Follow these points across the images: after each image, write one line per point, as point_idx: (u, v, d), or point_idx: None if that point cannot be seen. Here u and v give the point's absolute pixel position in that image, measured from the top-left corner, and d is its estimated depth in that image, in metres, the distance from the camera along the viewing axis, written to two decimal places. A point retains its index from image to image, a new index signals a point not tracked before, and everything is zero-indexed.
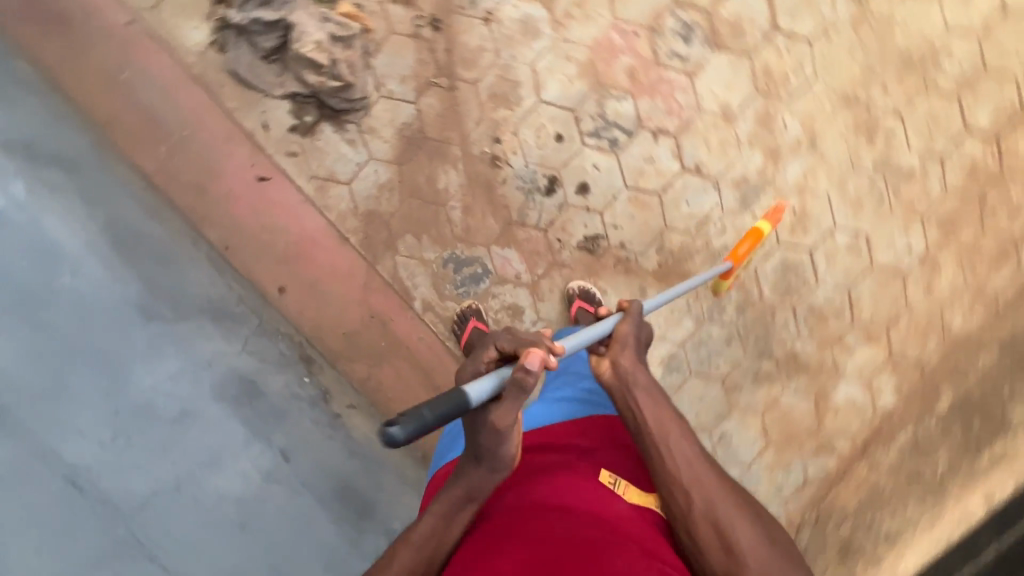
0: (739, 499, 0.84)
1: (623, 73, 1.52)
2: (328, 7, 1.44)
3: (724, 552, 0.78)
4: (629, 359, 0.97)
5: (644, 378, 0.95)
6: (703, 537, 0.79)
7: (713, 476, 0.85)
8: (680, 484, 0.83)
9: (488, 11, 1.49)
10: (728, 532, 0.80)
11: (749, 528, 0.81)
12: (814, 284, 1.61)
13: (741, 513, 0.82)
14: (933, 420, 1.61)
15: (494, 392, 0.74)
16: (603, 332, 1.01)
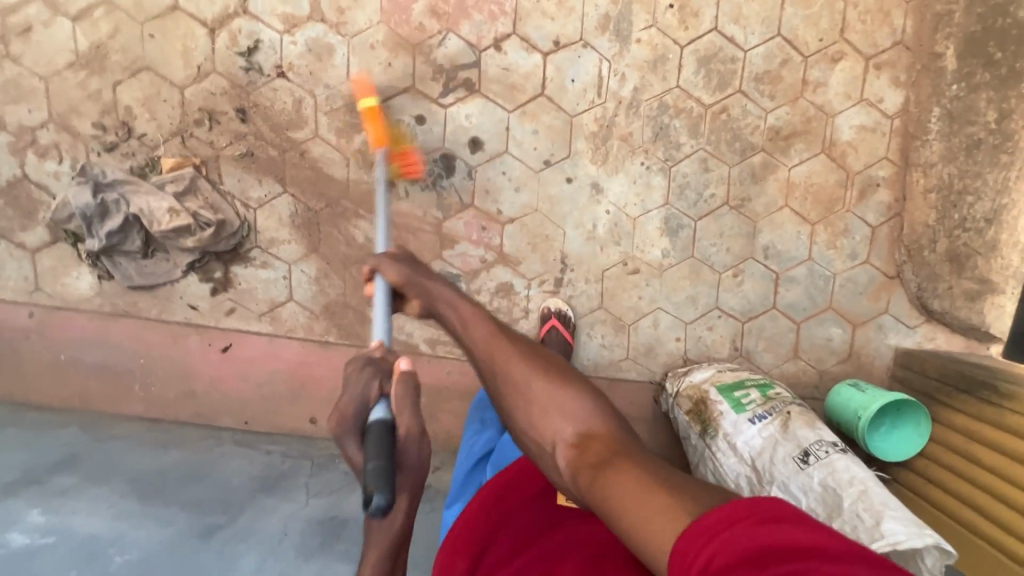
0: (547, 376, 0.88)
1: (427, 18, 1.38)
2: (153, 173, 1.40)
3: (552, 433, 0.83)
4: (404, 283, 0.96)
5: (437, 289, 0.95)
6: (531, 426, 0.86)
7: (523, 365, 0.89)
8: (495, 379, 0.90)
9: (273, 63, 1.38)
10: (557, 425, 0.83)
11: (568, 404, 0.85)
12: (744, 54, 1.43)
13: (558, 393, 0.86)
14: (951, 82, 1.43)
15: (403, 402, 0.77)
16: (387, 288, 0.97)
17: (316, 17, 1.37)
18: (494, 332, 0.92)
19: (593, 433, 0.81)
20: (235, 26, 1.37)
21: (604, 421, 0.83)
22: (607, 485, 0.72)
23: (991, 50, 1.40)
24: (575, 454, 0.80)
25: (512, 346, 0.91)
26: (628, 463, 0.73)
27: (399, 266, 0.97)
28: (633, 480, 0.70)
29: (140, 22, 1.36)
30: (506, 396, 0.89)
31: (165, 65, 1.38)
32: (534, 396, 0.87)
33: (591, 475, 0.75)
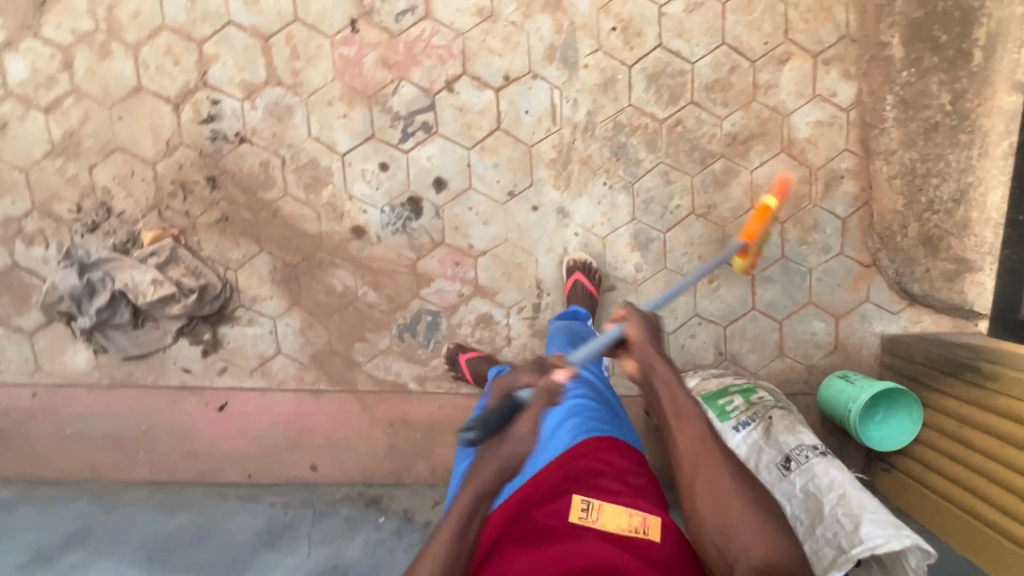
0: (735, 485, 0.93)
1: (379, 69, 1.42)
2: (135, 248, 1.46)
3: (738, 548, 0.89)
4: (642, 344, 1.04)
5: (661, 365, 1.02)
6: (709, 524, 0.92)
7: (722, 477, 0.93)
8: (691, 481, 0.95)
9: (237, 130, 1.43)
10: (744, 537, 0.89)
11: (748, 522, 0.90)
12: (692, 66, 1.45)
13: (742, 505, 0.91)
14: (901, 70, 1.44)
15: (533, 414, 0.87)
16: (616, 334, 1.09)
17: (272, 81, 1.42)
18: (698, 428, 0.99)
19: (775, 556, 0.87)
20: (196, 98, 1.42)
21: (784, 546, 0.88)
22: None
23: (936, 34, 1.40)
24: (756, 574, 0.86)
25: (710, 455, 0.96)
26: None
27: (640, 321, 1.06)
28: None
29: (108, 106, 1.42)
30: (694, 501, 0.94)
31: (135, 143, 1.44)
32: (718, 501, 0.92)
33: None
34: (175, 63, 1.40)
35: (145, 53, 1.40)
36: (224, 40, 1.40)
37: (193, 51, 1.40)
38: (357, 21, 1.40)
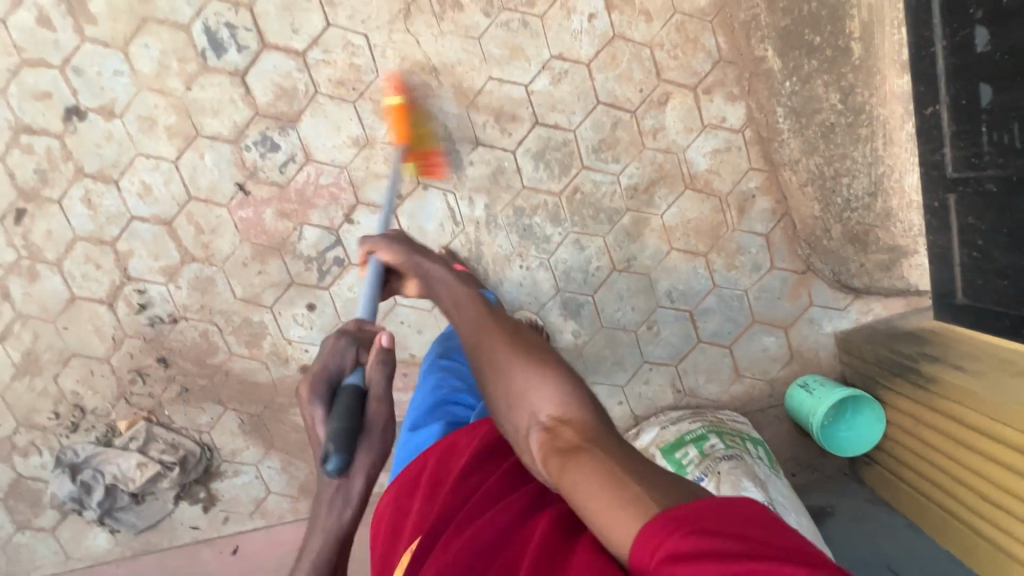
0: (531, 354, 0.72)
1: (279, 221, 1.47)
2: (116, 436, 1.58)
3: (528, 412, 0.69)
4: (405, 266, 0.95)
5: (429, 267, 0.92)
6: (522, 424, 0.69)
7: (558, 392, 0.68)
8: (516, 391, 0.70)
9: (170, 311, 1.52)
10: (533, 401, 0.68)
11: (554, 389, 0.68)
12: (573, 134, 1.45)
13: (543, 381, 0.69)
14: (783, 81, 1.41)
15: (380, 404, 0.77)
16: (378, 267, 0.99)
17: (187, 258, 1.49)
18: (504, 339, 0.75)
19: (570, 412, 0.66)
20: (125, 293, 1.51)
21: (587, 406, 0.67)
22: (572, 477, 0.61)
23: (808, 38, 1.36)
24: (549, 438, 0.66)
25: (493, 326, 0.77)
26: (595, 454, 0.61)
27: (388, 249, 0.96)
28: (598, 478, 0.59)
29: (52, 320, 1.52)
30: (486, 379, 0.74)
31: (86, 346, 1.54)
32: (512, 363, 0.72)
33: (557, 460, 0.63)
34: (98, 267, 1.49)
35: (69, 266, 1.49)
36: (133, 234, 1.47)
37: (109, 252, 1.48)
38: (245, 184, 1.45)
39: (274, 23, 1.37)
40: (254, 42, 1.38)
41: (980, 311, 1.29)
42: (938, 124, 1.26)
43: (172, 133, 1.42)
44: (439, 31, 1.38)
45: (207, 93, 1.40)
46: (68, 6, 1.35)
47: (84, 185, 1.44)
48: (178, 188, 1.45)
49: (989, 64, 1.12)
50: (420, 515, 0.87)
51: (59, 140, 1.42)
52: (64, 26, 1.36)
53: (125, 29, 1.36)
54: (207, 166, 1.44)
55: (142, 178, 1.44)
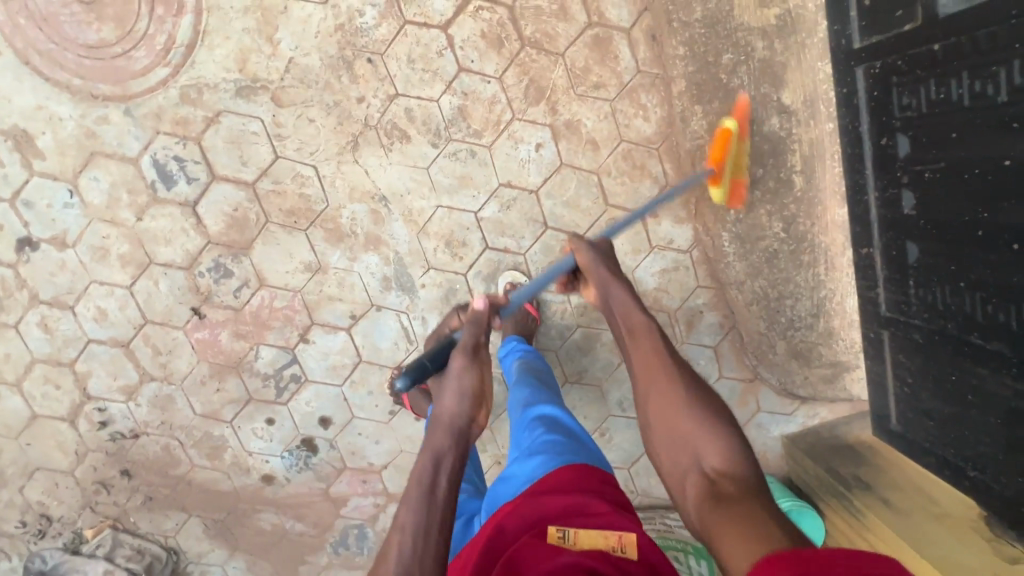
0: (702, 410, 0.80)
1: (235, 341, 1.50)
2: (82, 543, 1.62)
3: (689, 458, 0.77)
4: (588, 268, 1.06)
5: (613, 288, 1.02)
6: (675, 467, 0.79)
7: (710, 437, 0.77)
8: (658, 433, 0.83)
9: (130, 427, 1.55)
10: (699, 447, 0.77)
11: (712, 440, 0.76)
12: (523, 257, 1.47)
13: (706, 430, 0.78)
14: (728, 210, 1.43)
15: (472, 322, 1.06)
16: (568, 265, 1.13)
17: (145, 377, 1.51)
18: (662, 359, 0.88)
19: (732, 466, 0.73)
20: (86, 411, 1.53)
21: (747, 465, 0.74)
22: (714, 522, 0.66)
23: (751, 170, 1.37)
24: (706, 486, 0.73)
25: (663, 364, 0.87)
26: (750, 504, 0.66)
27: (586, 251, 1.07)
28: (742, 535, 0.60)
29: (14, 437, 1.55)
30: (656, 422, 0.84)
31: (50, 460, 1.57)
32: (671, 414, 0.81)
33: (710, 506, 0.69)
34: (58, 387, 1.51)
35: (29, 386, 1.51)
36: (91, 356, 1.49)
37: (68, 372, 1.50)
38: (199, 308, 1.47)
39: (221, 156, 1.38)
40: (203, 174, 1.39)
41: (911, 441, 1.33)
42: (873, 265, 1.29)
43: (125, 261, 1.43)
44: (387, 162, 1.39)
45: (158, 223, 1.41)
46: (15, 141, 1.35)
47: (39, 311, 1.46)
48: (133, 312, 1.47)
49: (914, 227, 1.14)
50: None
51: (13, 270, 1.43)
52: (12, 161, 1.36)
53: (74, 163, 1.37)
54: (162, 291, 1.45)
55: (97, 304, 1.46)
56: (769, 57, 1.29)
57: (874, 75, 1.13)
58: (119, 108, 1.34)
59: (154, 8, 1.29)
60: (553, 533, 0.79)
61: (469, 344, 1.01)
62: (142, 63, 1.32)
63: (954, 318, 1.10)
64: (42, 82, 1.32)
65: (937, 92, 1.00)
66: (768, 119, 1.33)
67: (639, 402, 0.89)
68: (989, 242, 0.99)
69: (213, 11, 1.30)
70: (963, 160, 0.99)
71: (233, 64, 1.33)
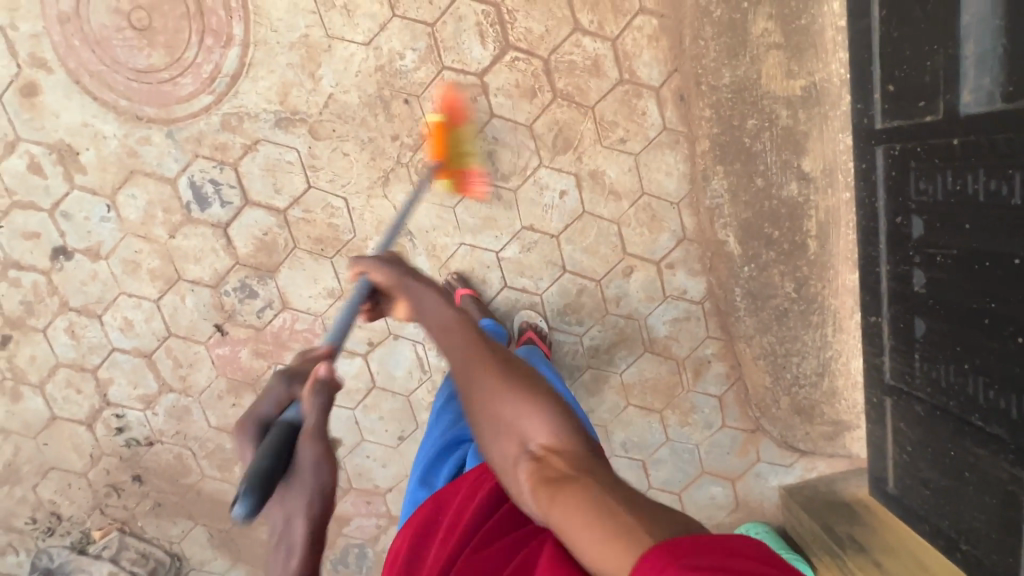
0: (500, 367, 0.77)
1: (254, 359, 1.54)
2: (89, 543, 1.65)
3: (516, 442, 0.72)
4: (391, 286, 0.91)
5: (421, 295, 0.87)
6: (492, 447, 0.74)
7: (494, 379, 0.76)
8: (473, 409, 0.76)
9: (146, 434, 1.59)
10: (529, 424, 0.72)
11: (533, 412, 0.72)
12: (539, 297, 1.51)
13: (525, 405, 0.73)
14: (742, 265, 1.46)
15: (313, 394, 0.75)
16: (366, 287, 0.97)
17: (164, 388, 1.55)
18: (462, 322, 0.84)
19: (558, 441, 0.70)
20: (104, 416, 1.57)
21: (575, 438, 0.71)
22: (556, 510, 0.63)
23: (767, 231, 1.42)
24: (537, 467, 0.69)
25: (483, 353, 0.79)
26: (588, 483, 0.64)
27: (379, 267, 0.92)
28: (581, 514, 0.60)
29: (33, 437, 1.59)
30: (474, 395, 0.76)
31: (65, 460, 1.61)
32: (491, 393, 0.75)
33: (547, 495, 0.65)
34: (78, 391, 1.55)
35: (51, 389, 1.55)
36: (114, 364, 1.53)
37: (90, 378, 1.54)
38: (222, 326, 1.51)
39: (255, 182, 1.42)
40: (237, 199, 1.43)
41: (907, 507, 1.35)
42: (880, 333, 1.32)
43: (154, 275, 1.48)
44: (415, 198, 1.44)
45: (189, 242, 1.46)
46: (59, 155, 1.40)
47: (67, 318, 1.50)
48: (158, 325, 1.51)
49: (923, 304, 1.18)
50: (431, 562, 0.81)
51: (46, 276, 1.47)
52: (54, 173, 1.41)
53: (113, 179, 1.42)
54: (187, 307, 1.50)
55: (125, 314, 1.50)
56: (792, 126, 1.33)
57: (892, 156, 1.17)
58: (161, 130, 1.39)
59: (204, 39, 1.34)
60: None
61: (319, 430, 0.72)
62: (187, 90, 1.37)
63: (957, 397, 1.14)
64: (90, 101, 1.37)
65: (955, 183, 1.04)
66: (787, 183, 1.37)
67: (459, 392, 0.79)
68: (995, 331, 1.03)
69: (259, 45, 1.35)
70: (975, 250, 1.03)
71: (274, 96, 1.37)
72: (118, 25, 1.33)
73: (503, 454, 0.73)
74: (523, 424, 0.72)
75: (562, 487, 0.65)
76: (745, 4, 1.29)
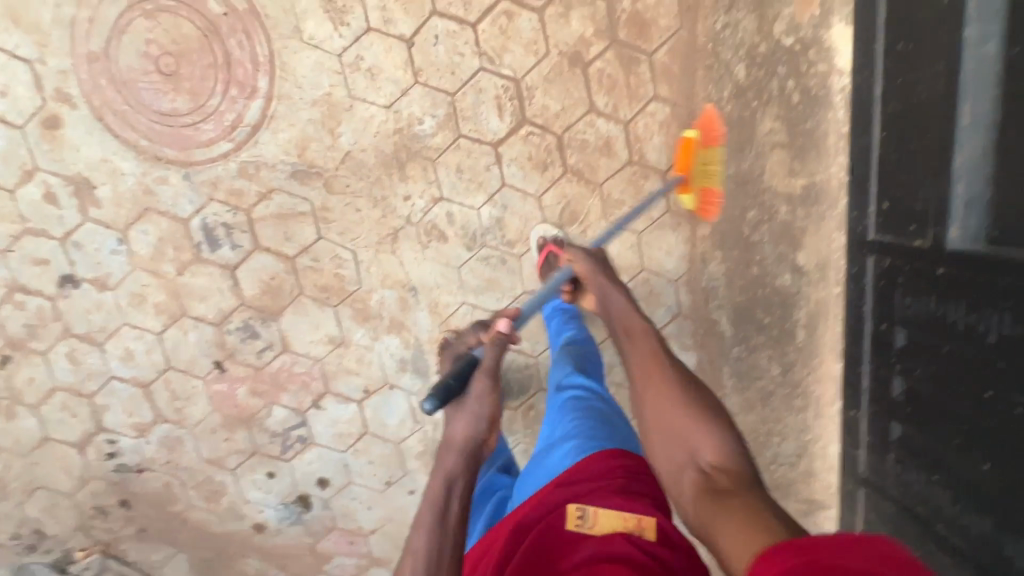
0: (690, 399, 0.92)
1: (251, 397, 1.56)
2: (71, 562, 1.67)
3: (688, 453, 0.87)
4: (586, 275, 1.20)
5: (609, 292, 1.16)
6: (662, 448, 0.92)
7: (672, 400, 0.94)
8: (644, 413, 0.97)
9: (137, 461, 1.61)
10: (696, 442, 0.87)
11: (705, 435, 0.87)
12: (535, 359, 1.55)
13: (700, 429, 0.88)
14: (732, 346, 1.53)
15: None
16: (568, 274, 1.26)
17: (158, 418, 1.58)
18: (641, 344, 1.04)
19: (728, 461, 0.83)
20: (97, 440, 1.59)
21: (743, 459, 0.84)
22: (714, 513, 0.75)
23: (759, 316, 1.46)
24: (702, 478, 0.83)
25: (662, 369, 0.98)
26: (740, 495, 0.76)
27: (583, 260, 1.21)
28: (737, 526, 0.70)
29: (23, 455, 1.60)
30: (661, 425, 0.93)
31: (53, 480, 1.62)
32: (671, 415, 0.92)
33: (710, 500, 0.78)
34: (73, 415, 1.57)
35: (46, 410, 1.57)
36: (111, 392, 1.55)
37: (86, 403, 1.56)
38: (222, 363, 1.54)
39: (266, 229, 1.45)
40: (247, 243, 1.46)
41: None
42: (858, 426, 1.38)
43: (159, 309, 1.50)
44: (422, 256, 1.47)
45: (196, 280, 1.48)
46: (75, 188, 1.42)
47: (69, 343, 1.52)
48: (159, 358, 1.53)
49: (900, 411, 1.23)
50: None
51: (51, 302, 1.49)
52: (69, 204, 1.43)
53: (127, 215, 1.44)
54: (189, 342, 1.52)
55: (126, 344, 1.52)
56: (790, 222, 1.36)
57: (882, 268, 1.22)
58: (179, 172, 1.42)
59: (228, 89, 1.37)
60: (574, 515, 0.90)
61: (492, 367, 0.95)
62: (207, 136, 1.40)
63: (925, 503, 1.19)
64: (110, 139, 1.40)
65: (937, 307, 1.09)
66: (781, 274, 1.41)
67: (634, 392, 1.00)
68: (964, 450, 1.08)
69: (282, 100, 1.38)
70: (950, 372, 1.09)
71: (292, 149, 1.41)
72: (144, 68, 1.36)
73: (674, 453, 0.89)
74: (697, 438, 0.87)
75: (721, 499, 0.77)
76: (755, 103, 1.33)
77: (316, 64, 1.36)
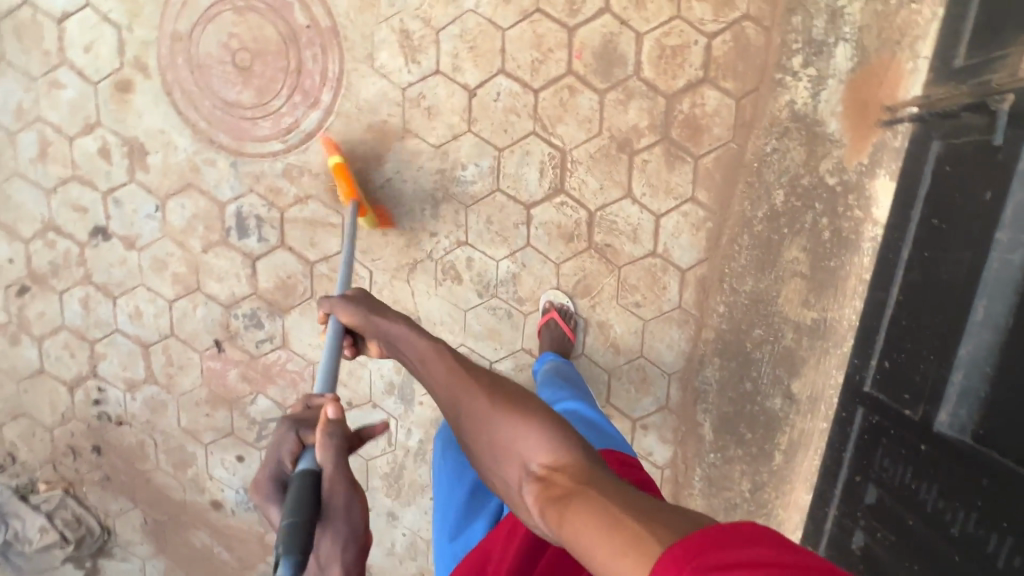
0: (492, 391, 0.75)
1: (240, 381, 1.61)
2: (33, 492, 1.72)
3: (517, 464, 0.68)
4: (363, 325, 0.91)
5: (388, 322, 0.89)
6: (499, 478, 0.71)
7: (482, 399, 0.75)
8: (463, 426, 0.76)
9: (119, 413, 1.66)
10: (520, 450, 0.68)
11: (528, 432, 0.69)
12: None
13: (516, 426, 0.70)
14: (708, 451, 1.52)
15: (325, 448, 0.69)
16: (339, 327, 0.95)
17: (149, 378, 1.63)
18: (433, 347, 0.84)
19: (557, 456, 0.65)
20: (87, 384, 1.65)
21: (576, 447, 0.66)
22: (567, 529, 0.58)
23: (742, 430, 1.48)
24: (540, 488, 0.65)
25: (471, 380, 0.78)
26: (593, 493, 0.59)
27: (350, 310, 0.92)
28: (598, 533, 0.55)
29: (16, 380, 1.67)
30: (469, 429, 0.75)
31: (37, 411, 1.68)
32: (484, 421, 0.73)
33: (554, 512, 0.61)
34: (72, 355, 1.63)
35: (47, 345, 1.63)
36: (112, 343, 1.61)
37: (86, 347, 1.62)
38: (221, 342, 1.59)
39: (294, 230, 1.50)
40: (273, 239, 1.51)
41: None
42: None
43: (176, 279, 1.56)
44: (433, 291, 1.51)
45: (216, 260, 1.54)
46: (129, 149, 1.49)
47: (85, 289, 1.58)
48: (164, 323, 1.59)
49: (855, 563, 1.24)
50: None
51: (79, 248, 1.56)
52: (120, 163, 1.50)
53: (170, 186, 1.50)
54: (195, 315, 1.58)
55: (138, 304, 1.58)
56: (793, 348, 1.39)
57: (870, 422, 1.23)
58: (227, 159, 1.48)
59: (293, 94, 1.43)
60: None
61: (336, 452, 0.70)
62: (262, 133, 1.46)
63: None
64: (172, 114, 1.46)
65: (911, 480, 1.11)
66: (773, 395, 1.43)
67: (449, 414, 0.79)
68: None
69: (340, 116, 1.44)
70: (909, 545, 1.10)
71: (338, 163, 1.46)
72: (220, 57, 1.43)
73: (505, 477, 0.70)
74: (518, 443, 0.69)
75: (564, 510, 0.60)
76: (786, 230, 1.36)
77: (381, 91, 1.42)
